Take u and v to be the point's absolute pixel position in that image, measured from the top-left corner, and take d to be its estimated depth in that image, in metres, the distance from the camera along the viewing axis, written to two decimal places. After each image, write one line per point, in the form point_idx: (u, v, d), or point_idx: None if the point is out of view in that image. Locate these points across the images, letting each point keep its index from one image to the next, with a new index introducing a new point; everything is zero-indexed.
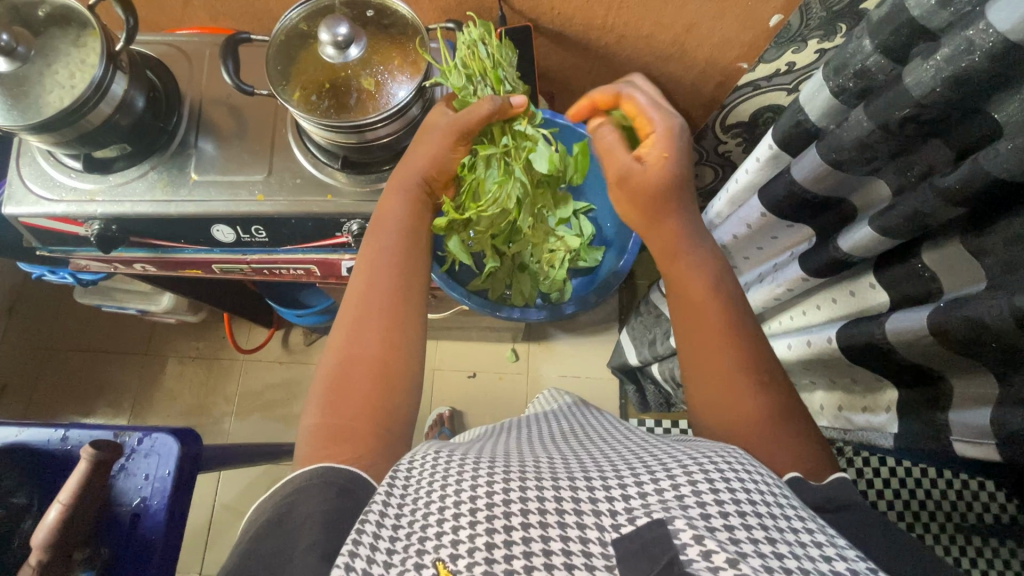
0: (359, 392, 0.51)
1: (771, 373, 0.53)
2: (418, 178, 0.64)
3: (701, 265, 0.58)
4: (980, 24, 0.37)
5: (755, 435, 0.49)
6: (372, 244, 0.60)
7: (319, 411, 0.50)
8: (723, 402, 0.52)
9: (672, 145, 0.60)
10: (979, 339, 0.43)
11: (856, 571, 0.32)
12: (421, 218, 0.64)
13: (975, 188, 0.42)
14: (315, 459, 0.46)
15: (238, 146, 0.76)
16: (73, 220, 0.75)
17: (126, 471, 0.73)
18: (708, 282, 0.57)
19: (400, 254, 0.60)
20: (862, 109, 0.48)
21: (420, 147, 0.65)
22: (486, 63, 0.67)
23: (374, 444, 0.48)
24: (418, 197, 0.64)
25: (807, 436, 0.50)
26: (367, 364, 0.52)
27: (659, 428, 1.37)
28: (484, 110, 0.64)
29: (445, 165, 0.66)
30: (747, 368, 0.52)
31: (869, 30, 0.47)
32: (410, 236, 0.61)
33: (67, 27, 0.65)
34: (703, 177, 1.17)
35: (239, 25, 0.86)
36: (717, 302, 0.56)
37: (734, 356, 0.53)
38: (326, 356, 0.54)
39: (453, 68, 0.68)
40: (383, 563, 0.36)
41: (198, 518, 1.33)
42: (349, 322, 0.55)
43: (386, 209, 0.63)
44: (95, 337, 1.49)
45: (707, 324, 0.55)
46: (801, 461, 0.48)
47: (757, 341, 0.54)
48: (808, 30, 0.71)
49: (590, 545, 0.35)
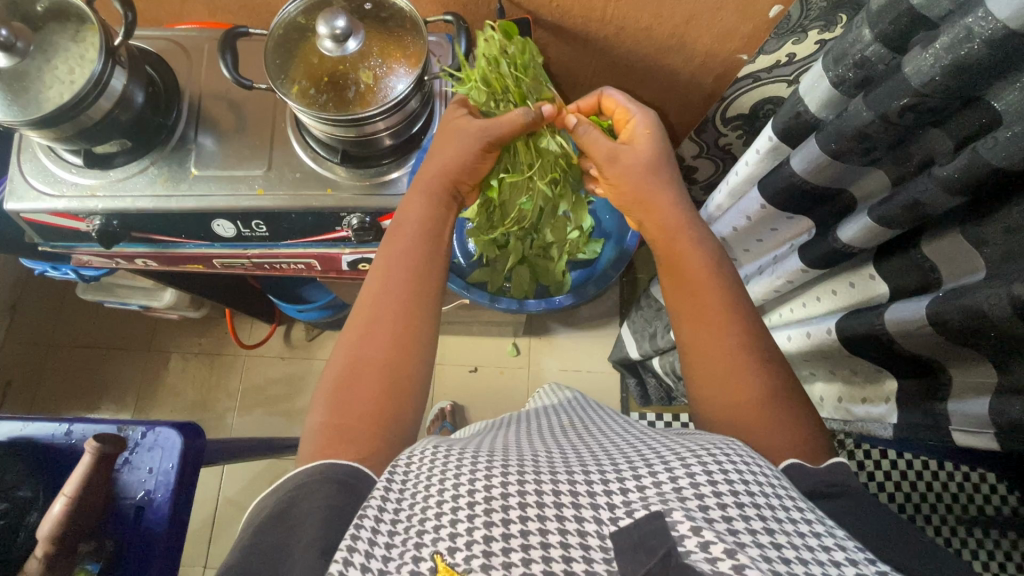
0: (367, 392, 0.51)
1: (769, 352, 0.53)
2: (443, 180, 0.64)
3: (697, 244, 0.59)
4: (980, 11, 0.36)
5: (752, 419, 0.49)
6: (391, 247, 0.60)
7: (325, 410, 0.50)
8: (723, 381, 0.52)
9: (652, 127, 0.65)
10: (978, 328, 0.43)
11: (855, 562, 0.32)
12: (444, 224, 0.63)
13: (975, 177, 0.42)
14: (318, 457, 0.47)
15: (238, 141, 0.76)
16: (73, 216, 0.75)
17: (131, 464, 0.73)
18: (709, 262, 0.57)
19: (418, 258, 0.59)
20: (862, 100, 0.48)
21: (444, 148, 0.64)
22: (509, 82, 0.66)
23: (379, 445, 0.48)
24: (441, 203, 0.63)
25: (806, 425, 0.49)
26: (371, 357, 0.53)
27: (659, 422, 1.37)
28: (520, 120, 0.64)
29: (472, 173, 0.66)
30: (748, 350, 0.52)
31: (868, 20, 0.47)
32: (429, 244, 0.60)
33: (66, 22, 0.65)
34: (704, 170, 1.17)
35: (237, 19, 0.86)
36: (718, 282, 0.56)
37: (734, 333, 0.53)
38: (335, 356, 0.54)
39: (475, 83, 0.66)
40: (382, 557, 0.36)
41: (201, 512, 1.34)
42: (361, 320, 0.55)
43: (409, 211, 0.62)
44: (97, 333, 1.50)
45: (707, 306, 0.55)
46: (798, 447, 0.47)
47: (754, 322, 0.54)
48: (808, 21, 0.71)
49: (588, 538, 0.35)
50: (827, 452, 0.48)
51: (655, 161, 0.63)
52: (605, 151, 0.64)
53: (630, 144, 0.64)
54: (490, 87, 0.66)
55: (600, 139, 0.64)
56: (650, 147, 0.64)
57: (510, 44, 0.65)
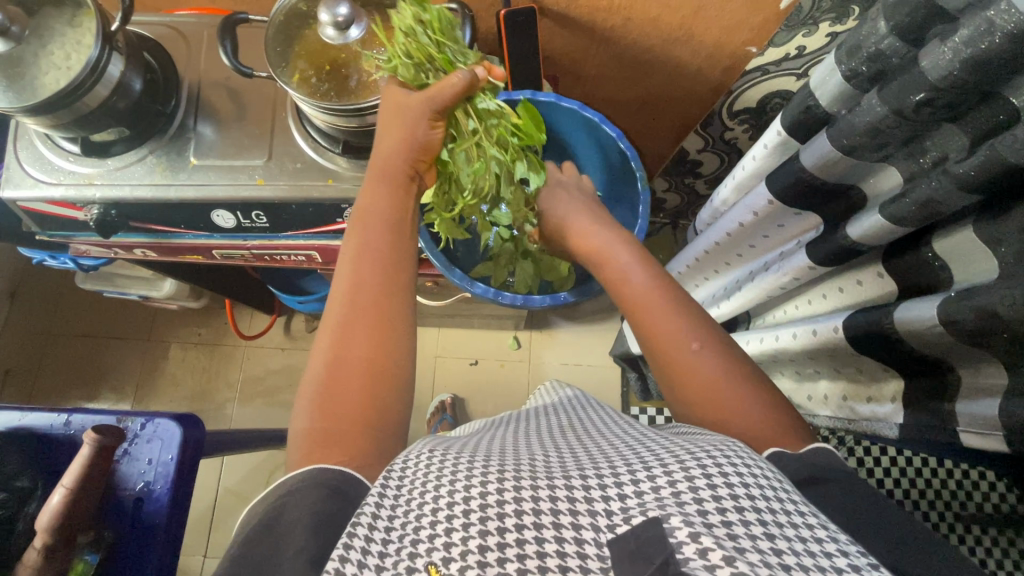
0: (353, 392, 0.49)
1: (717, 339, 0.54)
2: (392, 164, 0.60)
3: (633, 258, 0.62)
4: (1002, 4, 0.35)
5: (724, 404, 0.50)
6: (354, 238, 0.56)
7: (309, 415, 0.48)
8: (680, 375, 0.53)
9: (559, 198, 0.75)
10: (989, 329, 0.42)
11: (858, 568, 0.32)
12: (406, 207, 0.60)
13: (990, 175, 0.41)
14: (305, 463, 0.46)
15: (237, 130, 0.75)
16: (71, 205, 0.74)
17: (130, 455, 0.73)
18: (646, 270, 0.60)
19: (386, 251, 0.56)
20: (875, 94, 0.47)
21: (391, 128, 0.60)
22: (433, 49, 0.61)
23: (367, 445, 0.47)
24: (401, 185, 0.60)
25: (781, 413, 0.50)
26: (356, 362, 0.50)
27: (660, 417, 1.37)
28: (455, 82, 0.60)
29: (428, 146, 0.62)
30: (696, 341, 0.53)
31: (884, 11, 0.46)
32: (396, 231, 0.57)
33: (61, 6, 0.63)
34: (708, 164, 1.16)
35: (238, 5, 0.84)
36: (657, 288, 0.57)
37: (682, 326, 0.54)
38: (314, 358, 0.51)
39: (399, 59, 0.60)
40: (375, 566, 0.36)
41: (201, 502, 1.34)
42: (336, 320, 0.52)
43: (369, 200, 0.58)
44: (96, 322, 1.49)
45: (652, 308, 0.56)
46: (781, 434, 0.48)
47: (698, 313, 0.56)
48: (820, 13, 0.70)
49: (586, 546, 0.35)
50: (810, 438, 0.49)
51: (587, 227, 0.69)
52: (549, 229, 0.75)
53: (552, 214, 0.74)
54: (413, 55, 0.61)
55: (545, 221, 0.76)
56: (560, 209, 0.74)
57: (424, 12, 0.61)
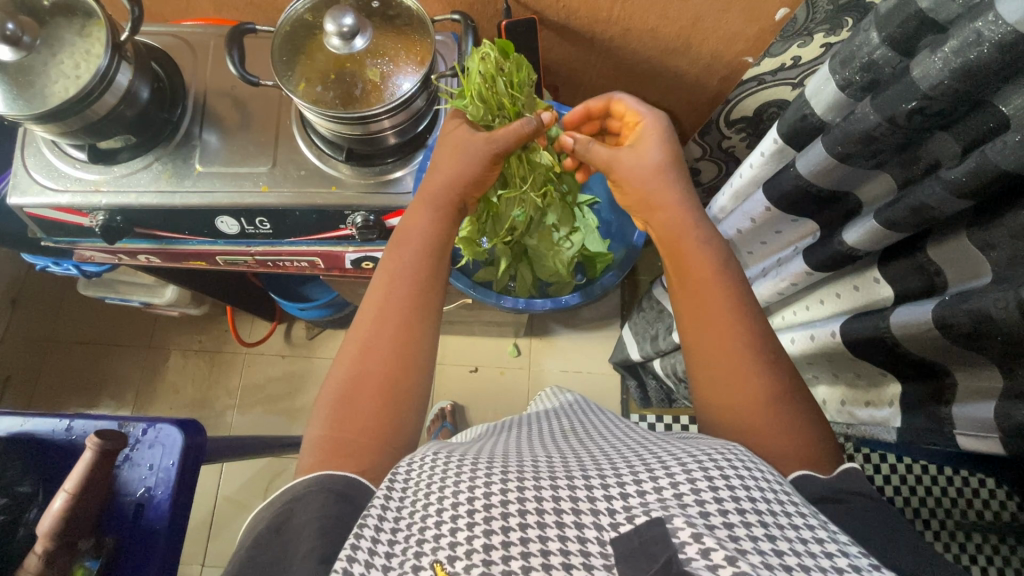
0: (367, 406, 0.50)
1: (774, 353, 0.51)
2: (448, 195, 0.61)
3: (706, 243, 0.56)
4: (990, 15, 0.37)
5: (762, 425, 0.48)
6: (393, 260, 0.57)
7: (325, 422, 0.49)
8: (727, 386, 0.50)
9: (660, 131, 0.62)
10: (983, 331, 0.43)
11: (859, 568, 0.32)
12: (449, 238, 0.60)
13: (982, 181, 0.42)
14: (316, 469, 0.46)
15: (242, 138, 0.76)
16: (77, 211, 0.75)
17: (131, 461, 0.73)
18: (717, 262, 0.55)
19: (423, 273, 0.56)
20: (869, 102, 0.48)
21: (448, 159, 0.62)
22: (505, 100, 0.69)
23: (378, 457, 0.48)
24: (447, 215, 0.61)
25: (814, 435, 0.48)
26: (376, 378, 0.51)
27: (660, 425, 1.34)
28: (523, 130, 0.63)
29: (479, 184, 0.64)
30: (753, 350, 0.51)
31: (876, 23, 0.48)
32: (431, 260, 0.58)
33: (72, 17, 0.65)
34: (706, 172, 1.17)
35: (244, 16, 0.85)
36: (724, 283, 0.54)
37: (739, 336, 0.51)
38: (335, 367, 0.53)
39: (473, 99, 0.67)
40: (382, 566, 0.36)
41: (200, 511, 1.34)
42: (360, 339, 0.53)
43: (412, 224, 0.60)
44: (97, 329, 1.49)
45: (711, 304, 0.53)
46: (808, 455, 0.47)
47: (758, 325, 0.52)
48: (814, 24, 0.71)
49: (589, 545, 0.35)
50: (836, 459, 0.48)
51: (679, 193, 0.60)
52: (605, 158, 0.64)
53: (633, 148, 0.62)
54: (487, 102, 0.68)
55: (602, 148, 0.64)
56: (658, 148, 0.61)
57: (504, 63, 0.67)
